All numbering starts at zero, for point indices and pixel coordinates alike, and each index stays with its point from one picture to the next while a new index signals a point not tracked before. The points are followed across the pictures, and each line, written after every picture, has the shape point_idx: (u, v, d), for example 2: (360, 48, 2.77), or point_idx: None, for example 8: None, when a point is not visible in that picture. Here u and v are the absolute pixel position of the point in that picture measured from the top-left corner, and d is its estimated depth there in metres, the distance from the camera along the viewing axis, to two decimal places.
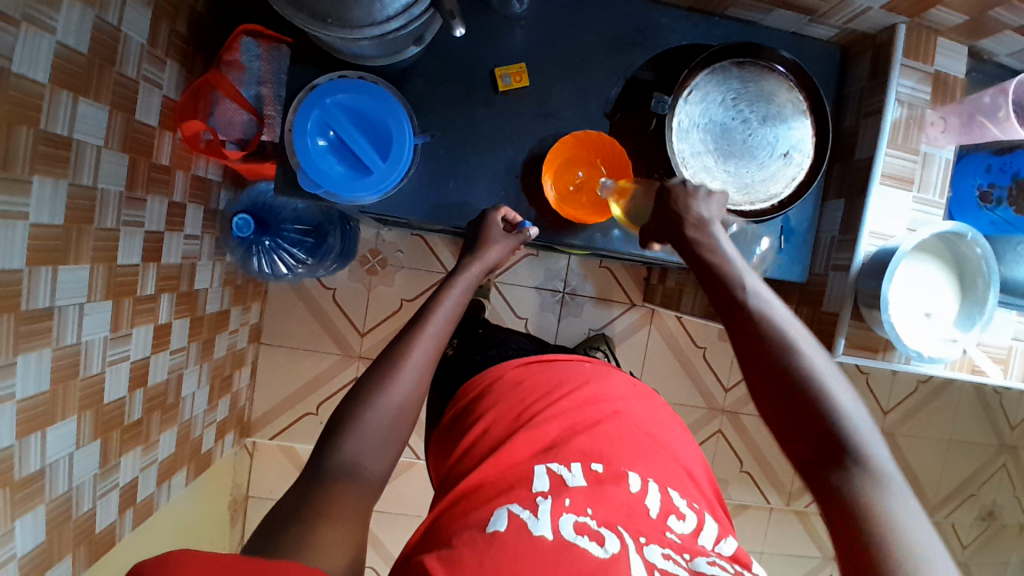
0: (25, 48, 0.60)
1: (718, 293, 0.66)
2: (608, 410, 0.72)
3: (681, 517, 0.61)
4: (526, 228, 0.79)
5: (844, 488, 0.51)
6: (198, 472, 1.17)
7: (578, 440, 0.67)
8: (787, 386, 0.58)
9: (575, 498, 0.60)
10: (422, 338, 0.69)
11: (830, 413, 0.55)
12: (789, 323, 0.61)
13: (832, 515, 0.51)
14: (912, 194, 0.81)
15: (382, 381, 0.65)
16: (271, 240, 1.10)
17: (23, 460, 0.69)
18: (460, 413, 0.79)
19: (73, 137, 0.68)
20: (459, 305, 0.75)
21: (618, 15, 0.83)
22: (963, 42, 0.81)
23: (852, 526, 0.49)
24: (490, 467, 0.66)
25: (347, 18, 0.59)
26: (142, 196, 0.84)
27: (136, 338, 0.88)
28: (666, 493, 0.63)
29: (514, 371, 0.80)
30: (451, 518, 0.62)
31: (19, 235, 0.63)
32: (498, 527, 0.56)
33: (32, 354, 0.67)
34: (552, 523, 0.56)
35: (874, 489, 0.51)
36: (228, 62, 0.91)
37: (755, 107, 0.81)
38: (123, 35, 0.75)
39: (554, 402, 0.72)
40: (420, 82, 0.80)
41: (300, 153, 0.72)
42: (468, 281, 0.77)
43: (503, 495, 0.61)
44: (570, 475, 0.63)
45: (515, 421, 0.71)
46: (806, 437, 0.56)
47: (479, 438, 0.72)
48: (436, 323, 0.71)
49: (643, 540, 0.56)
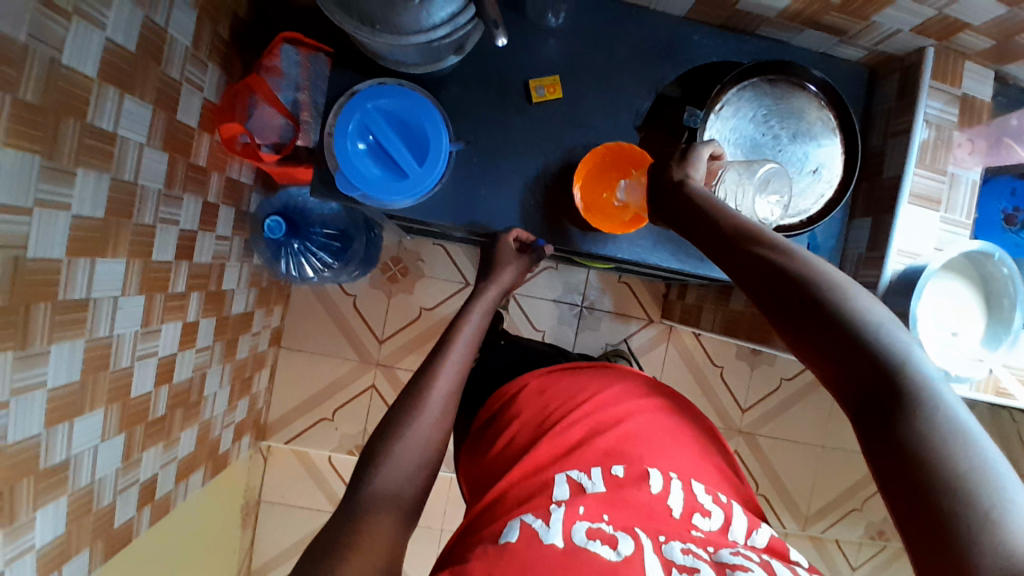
0: (77, 41, 0.62)
1: (740, 260, 0.60)
2: (630, 409, 0.71)
3: (707, 513, 0.61)
4: (541, 246, 0.82)
5: (910, 441, 0.46)
6: (214, 473, 1.18)
7: (599, 441, 0.67)
8: (833, 347, 0.52)
9: (591, 505, 0.60)
10: (450, 362, 0.70)
11: (876, 357, 0.50)
12: (814, 265, 0.56)
13: (897, 482, 0.46)
14: (940, 214, 0.82)
15: (419, 393, 0.67)
16: (300, 242, 1.12)
17: (50, 449, 0.70)
18: (491, 420, 0.79)
19: (117, 132, 0.70)
20: (479, 329, 0.76)
21: (651, 31, 0.85)
22: (990, 66, 0.82)
23: (918, 492, 0.44)
24: (513, 474, 0.66)
25: (394, 24, 0.61)
26: (179, 194, 0.86)
27: (165, 335, 0.89)
28: (689, 489, 0.63)
29: (536, 380, 0.79)
30: (480, 527, 0.63)
31: (61, 224, 0.64)
32: (509, 538, 0.56)
33: (65, 343, 0.69)
34: (563, 531, 0.56)
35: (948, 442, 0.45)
36: (268, 67, 0.93)
37: (785, 123, 0.83)
38: (169, 37, 0.77)
39: (576, 406, 0.72)
40: (455, 89, 0.83)
41: (339, 154, 0.74)
42: (485, 305, 0.78)
43: (522, 505, 0.61)
44: (590, 482, 0.63)
45: (539, 428, 0.71)
46: (862, 399, 0.50)
47: (506, 447, 0.73)
48: (459, 348, 0.72)
49: (663, 539, 0.57)
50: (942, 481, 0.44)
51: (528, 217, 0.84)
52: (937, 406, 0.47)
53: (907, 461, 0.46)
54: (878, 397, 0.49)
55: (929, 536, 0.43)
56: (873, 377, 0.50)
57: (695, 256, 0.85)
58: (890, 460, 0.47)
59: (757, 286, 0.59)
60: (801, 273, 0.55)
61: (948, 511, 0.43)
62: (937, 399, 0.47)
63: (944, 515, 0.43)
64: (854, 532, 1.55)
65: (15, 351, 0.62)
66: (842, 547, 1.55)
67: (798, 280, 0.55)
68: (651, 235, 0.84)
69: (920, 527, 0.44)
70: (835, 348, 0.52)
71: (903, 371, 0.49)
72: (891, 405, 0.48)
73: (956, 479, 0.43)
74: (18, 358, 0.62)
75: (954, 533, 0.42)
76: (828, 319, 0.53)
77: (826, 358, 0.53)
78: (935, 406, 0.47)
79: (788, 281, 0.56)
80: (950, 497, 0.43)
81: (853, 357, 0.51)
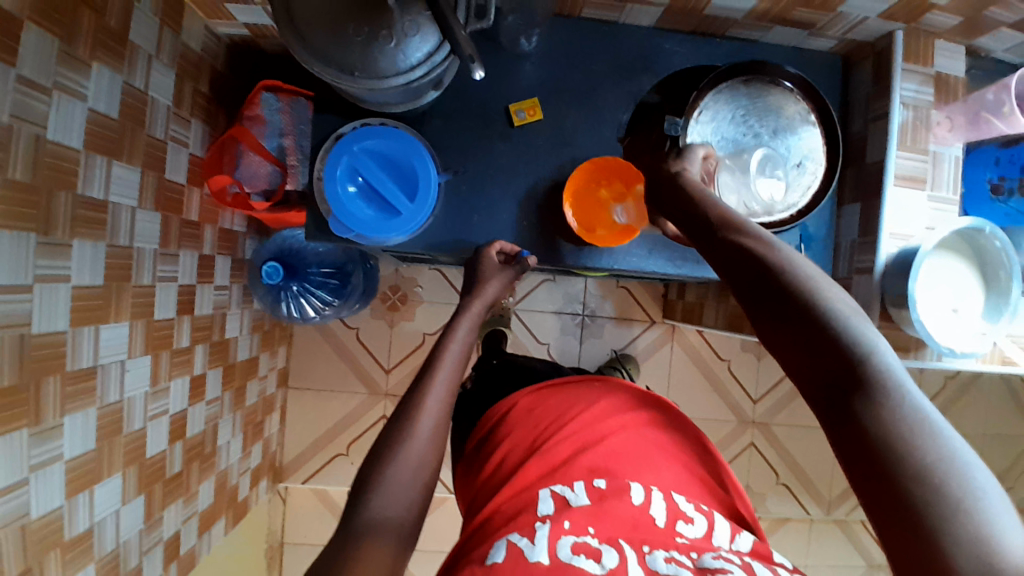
0: (59, 115, 0.62)
1: (727, 250, 0.61)
2: (615, 425, 0.72)
3: (690, 520, 0.62)
4: (525, 258, 0.82)
5: (872, 428, 0.48)
6: (235, 520, 1.17)
7: (585, 457, 0.68)
8: (803, 340, 0.53)
9: (576, 519, 0.61)
10: (438, 382, 0.68)
11: (841, 352, 0.51)
12: (793, 263, 0.57)
13: (858, 468, 0.48)
14: (927, 193, 0.83)
15: (411, 413, 0.65)
16: (298, 284, 1.11)
17: (73, 519, 0.70)
18: (482, 442, 0.80)
19: (109, 200, 0.71)
20: (466, 346, 0.73)
21: (624, 44, 0.86)
22: (960, 42, 0.83)
23: (890, 489, 0.45)
24: (503, 495, 0.67)
25: (373, 70, 0.63)
26: (175, 251, 0.86)
27: (174, 392, 0.90)
28: (671, 498, 0.64)
29: (525, 398, 0.79)
30: (472, 547, 0.65)
31: (63, 296, 0.65)
32: (496, 559, 0.58)
33: (78, 413, 0.69)
34: (549, 547, 0.58)
35: (917, 432, 0.46)
36: (250, 117, 0.94)
37: (765, 121, 0.84)
38: (151, 98, 0.78)
39: (564, 424, 0.72)
40: (439, 122, 0.84)
41: (331, 199, 0.75)
42: (470, 319, 0.76)
43: (509, 524, 0.63)
44: (574, 495, 0.64)
45: (530, 448, 0.72)
46: (823, 391, 0.51)
47: (496, 470, 0.73)
48: (446, 366, 0.70)
49: (647, 549, 0.58)
50: (910, 470, 0.45)
51: (523, 239, 0.85)
52: (904, 397, 0.48)
53: (870, 451, 0.47)
54: (842, 387, 0.50)
55: (895, 519, 0.45)
56: (842, 367, 0.50)
57: (690, 259, 0.86)
58: (857, 447, 0.48)
59: (739, 281, 0.59)
60: (781, 271, 0.56)
61: (920, 501, 0.44)
62: (901, 389, 0.48)
63: (919, 511, 0.44)
64: None
65: (29, 427, 0.62)
66: (868, 527, 1.55)
67: (779, 274, 0.56)
68: (645, 244, 0.85)
69: (890, 517, 0.45)
70: (802, 340, 0.53)
71: (872, 361, 0.50)
72: (854, 392, 0.49)
73: (946, 461, 0.45)
74: (33, 434, 0.63)
75: (927, 525, 0.43)
76: (802, 314, 0.53)
77: (801, 354, 0.53)
78: (903, 398, 0.48)
79: (768, 276, 0.56)
80: (922, 490, 0.44)
81: (824, 351, 0.52)
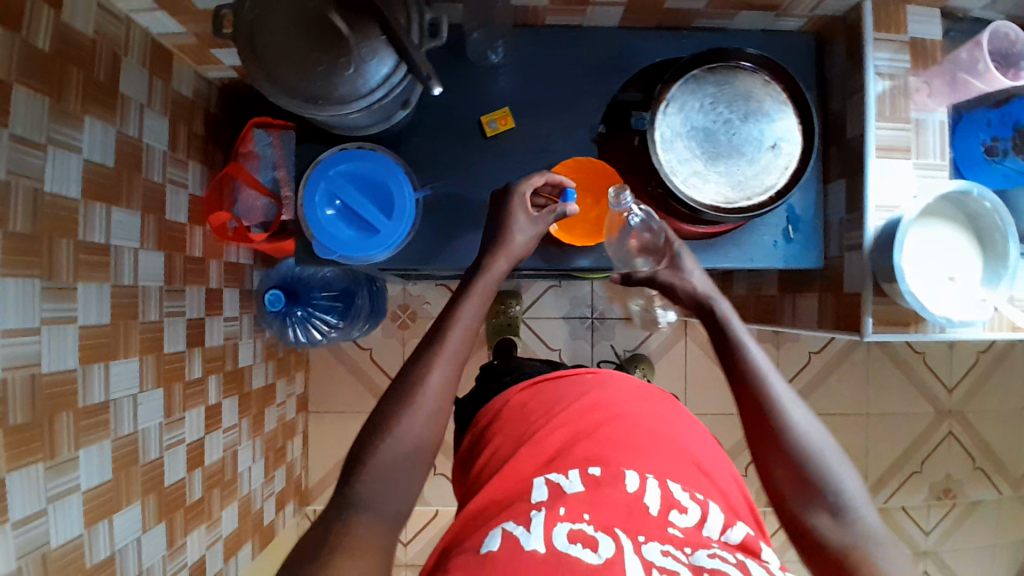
0: (55, 167, 0.67)
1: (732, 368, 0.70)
2: (607, 415, 0.73)
3: (684, 509, 0.62)
4: (565, 206, 0.77)
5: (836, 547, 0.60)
6: (263, 544, 1.20)
7: (579, 447, 0.68)
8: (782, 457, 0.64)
9: (571, 506, 0.61)
10: (442, 359, 0.66)
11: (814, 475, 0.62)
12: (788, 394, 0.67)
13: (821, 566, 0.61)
14: (913, 160, 0.81)
15: None
16: (302, 309, 1.17)
17: (94, 546, 0.73)
18: (476, 440, 0.80)
19: (110, 242, 0.75)
20: (475, 321, 0.71)
21: (592, 45, 0.87)
22: (933, 6, 0.81)
23: None
24: (496, 488, 0.67)
25: (336, 96, 0.65)
26: (181, 287, 0.91)
27: (189, 421, 0.93)
28: (666, 487, 0.64)
29: (518, 395, 0.79)
30: (464, 538, 0.64)
31: (71, 336, 0.69)
32: (492, 547, 0.57)
33: (92, 446, 0.73)
34: (545, 534, 0.57)
35: (870, 551, 0.59)
36: (244, 153, 1.00)
37: (734, 106, 0.82)
38: (145, 145, 0.83)
39: (554, 417, 0.73)
40: (417, 140, 0.87)
41: (312, 224, 0.78)
42: (491, 279, 0.74)
43: (504, 514, 0.62)
44: (568, 483, 0.64)
45: (520, 441, 0.72)
46: (797, 498, 0.63)
47: (488, 465, 0.74)
48: (452, 343, 0.68)
49: (643, 539, 0.58)
50: None
51: None
52: (858, 520, 0.61)
53: None
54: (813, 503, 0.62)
55: None
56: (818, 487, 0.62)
57: None
58: None
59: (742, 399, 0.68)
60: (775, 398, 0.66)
61: None
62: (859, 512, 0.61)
63: None
64: (918, 496, 1.42)
65: (45, 461, 0.66)
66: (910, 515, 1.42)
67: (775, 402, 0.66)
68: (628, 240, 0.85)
69: None
70: (782, 439, 0.65)
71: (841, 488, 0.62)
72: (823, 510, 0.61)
73: None
74: (49, 467, 0.67)
75: None
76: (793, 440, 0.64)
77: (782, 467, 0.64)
78: (859, 520, 0.61)
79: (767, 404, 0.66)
80: None
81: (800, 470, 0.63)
